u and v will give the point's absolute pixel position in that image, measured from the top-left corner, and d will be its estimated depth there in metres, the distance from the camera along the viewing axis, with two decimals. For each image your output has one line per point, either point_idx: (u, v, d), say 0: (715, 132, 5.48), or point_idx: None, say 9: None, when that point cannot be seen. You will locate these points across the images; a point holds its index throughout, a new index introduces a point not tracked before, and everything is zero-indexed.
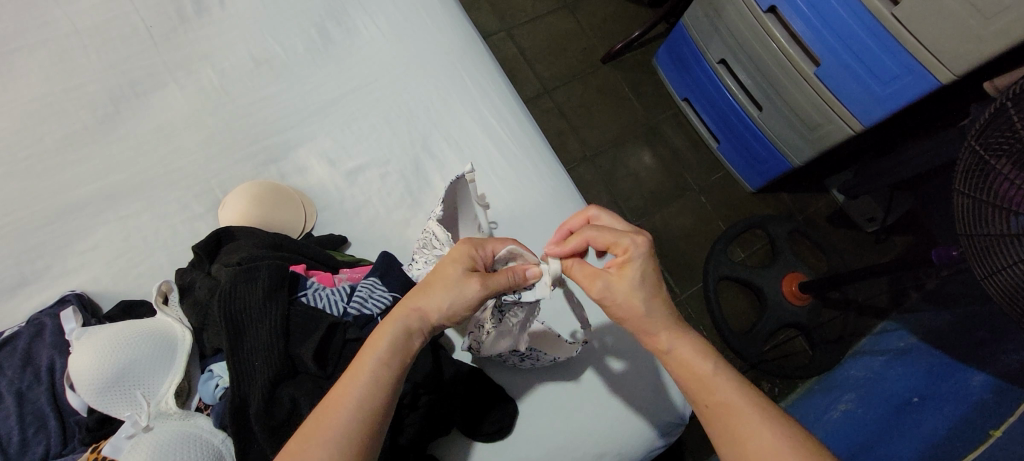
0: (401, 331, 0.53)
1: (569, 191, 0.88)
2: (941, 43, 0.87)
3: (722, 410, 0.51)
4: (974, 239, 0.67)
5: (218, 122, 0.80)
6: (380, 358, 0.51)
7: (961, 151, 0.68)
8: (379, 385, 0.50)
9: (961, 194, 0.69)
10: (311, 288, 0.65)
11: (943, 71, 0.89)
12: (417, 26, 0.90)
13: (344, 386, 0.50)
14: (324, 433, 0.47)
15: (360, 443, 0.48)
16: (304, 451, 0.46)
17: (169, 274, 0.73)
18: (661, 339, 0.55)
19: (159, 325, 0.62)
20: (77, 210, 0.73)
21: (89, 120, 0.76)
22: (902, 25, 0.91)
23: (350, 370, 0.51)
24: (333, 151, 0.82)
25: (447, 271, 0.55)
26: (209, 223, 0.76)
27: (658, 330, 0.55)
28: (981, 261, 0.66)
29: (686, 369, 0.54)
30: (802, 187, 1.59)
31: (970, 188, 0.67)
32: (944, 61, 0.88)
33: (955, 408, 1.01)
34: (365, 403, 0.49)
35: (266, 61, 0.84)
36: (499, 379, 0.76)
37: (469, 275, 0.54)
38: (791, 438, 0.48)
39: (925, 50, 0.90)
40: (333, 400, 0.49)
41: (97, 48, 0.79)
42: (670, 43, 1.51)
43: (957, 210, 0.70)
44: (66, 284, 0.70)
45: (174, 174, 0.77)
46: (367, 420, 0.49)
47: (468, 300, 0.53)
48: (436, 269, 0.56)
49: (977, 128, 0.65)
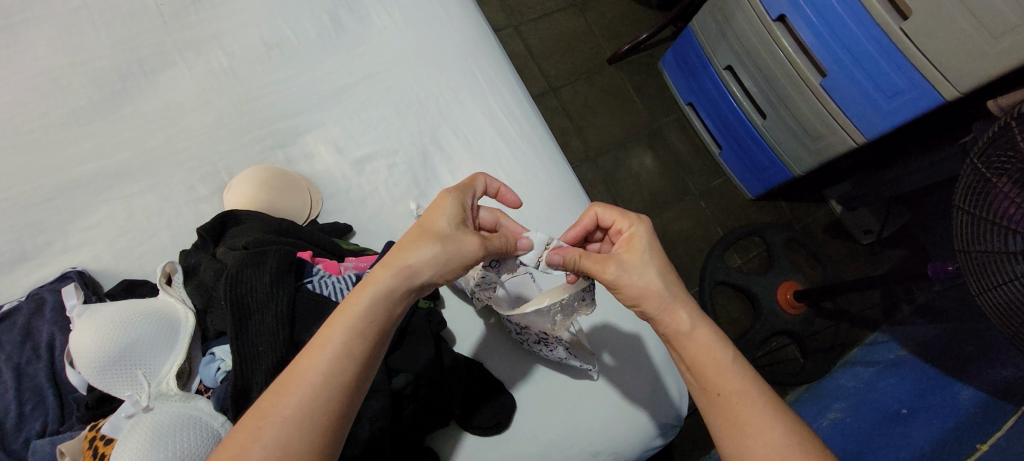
0: (378, 292, 0.49)
1: (576, 192, 0.88)
2: (948, 60, 0.87)
3: (735, 400, 0.51)
4: (971, 255, 0.68)
5: (226, 104, 0.79)
6: (353, 324, 0.47)
7: (962, 168, 0.69)
8: (350, 356, 0.46)
9: (960, 210, 0.69)
10: (317, 275, 0.64)
11: (948, 87, 0.90)
12: (430, 17, 0.89)
13: (309, 355, 0.46)
14: (284, 406, 0.43)
15: (323, 419, 0.44)
16: (260, 430, 0.42)
17: (171, 255, 0.72)
18: (683, 321, 0.55)
19: (161, 306, 0.61)
20: (80, 186, 0.72)
21: (95, 96, 0.75)
22: (910, 39, 0.91)
23: (317, 338, 0.47)
24: (341, 139, 0.82)
25: (435, 230, 0.53)
26: (213, 206, 0.76)
27: (681, 311, 0.55)
28: (977, 277, 0.67)
29: (704, 355, 0.53)
30: (802, 196, 1.60)
31: (969, 204, 0.68)
32: (949, 77, 0.89)
33: (943, 421, 1.02)
34: (331, 375, 0.45)
35: (277, 46, 0.83)
36: (498, 375, 0.76)
37: (468, 234, 0.54)
38: (801, 439, 0.48)
39: (930, 65, 0.90)
40: (292, 371, 0.45)
41: (105, 23, 0.78)
42: (677, 47, 1.51)
43: (955, 225, 0.71)
44: (67, 261, 0.69)
45: (179, 154, 0.76)
46: (334, 395, 0.45)
47: (464, 255, 0.53)
48: (414, 229, 0.54)
49: (980, 146, 0.66)
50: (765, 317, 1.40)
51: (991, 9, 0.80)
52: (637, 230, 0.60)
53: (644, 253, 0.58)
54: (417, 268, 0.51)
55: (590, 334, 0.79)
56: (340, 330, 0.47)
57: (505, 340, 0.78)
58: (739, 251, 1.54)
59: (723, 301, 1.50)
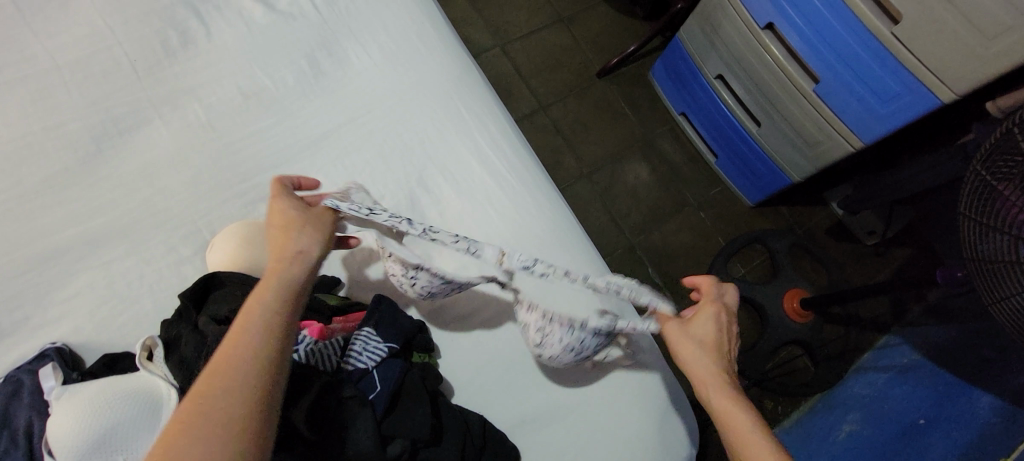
0: (285, 275, 0.52)
1: (571, 227, 0.86)
2: (941, 63, 0.86)
3: None
4: (982, 265, 0.65)
5: (205, 159, 0.77)
6: (238, 351, 0.45)
7: (967, 175, 0.67)
8: (247, 370, 0.44)
9: (968, 221, 0.67)
10: (304, 343, 0.62)
11: (943, 89, 0.89)
12: (410, 54, 0.87)
13: (207, 374, 0.43)
14: (183, 443, 0.39)
15: (249, 414, 0.42)
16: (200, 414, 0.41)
17: (154, 322, 0.70)
18: (719, 397, 0.54)
19: (143, 384, 0.58)
20: (57, 256, 0.70)
21: (70, 161, 0.73)
22: (901, 42, 0.90)
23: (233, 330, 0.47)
24: (325, 188, 0.79)
25: (290, 222, 0.57)
26: (195, 267, 0.73)
27: (716, 389, 0.54)
28: (990, 289, 0.64)
29: (735, 428, 0.52)
30: (801, 201, 1.59)
31: (977, 214, 0.66)
32: (944, 79, 0.88)
33: (962, 432, 1.10)
34: (236, 370, 0.44)
35: (254, 95, 0.81)
36: (504, 424, 0.73)
37: (320, 219, 0.59)
38: None
39: (924, 67, 0.89)
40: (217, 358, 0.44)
41: (79, 84, 0.76)
42: (666, 57, 1.50)
43: (963, 236, 0.68)
44: (47, 336, 0.67)
45: (159, 216, 0.74)
46: (255, 386, 0.44)
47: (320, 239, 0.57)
48: (275, 232, 0.56)
49: (984, 152, 0.64)
50: (773, 329, 1.39)
51: (982, 10, 0.78)
52: (706, 308, 0.60)
53: (699, 335, 0.58)
54: (301, 254, 0.54)
55: (597, 374, 0.77)
56: (231, 347, 0.45)
57: (507, 386, 0.75)
58: (742, 261, 1.53)
59: None
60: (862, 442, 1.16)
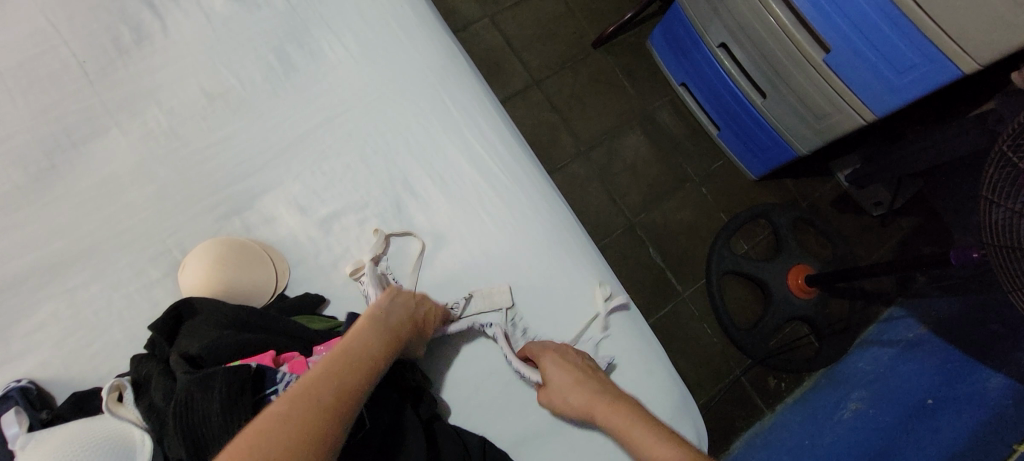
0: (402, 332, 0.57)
1: (569, 225, 0.80)
2: (966, 31, 0.79)
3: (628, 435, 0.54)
4: (1008, 252, 0.64)
5: (170, 170, 0.71)
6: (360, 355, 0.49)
7: (989, 159, 0.66)
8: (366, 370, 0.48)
9: (991, 206, 0.66)
10: (282, 382, 0.54)
11: (965, 59, 0.82)
12: (389, 43, 0.79)
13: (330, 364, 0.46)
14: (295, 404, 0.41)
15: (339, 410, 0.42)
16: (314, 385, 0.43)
17: (126, 351, 0.65)
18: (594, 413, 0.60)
19: (114, 427, 0.54)
20: (14, 286, 0.64)
21: (20, 179, 0.67)
22: (920, 9, 0.82)
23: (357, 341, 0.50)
24: (304, 198, 0.73)
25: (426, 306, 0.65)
26: (167, 289, 0.68)
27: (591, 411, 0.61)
28: (1011, 276, 0.63)
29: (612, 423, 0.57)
30: (805, 172, 1.53)
31: (1003, 199, 0.64)
32: (967, 49, 0.81)
33: (973, 412, 1.08)
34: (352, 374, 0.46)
35: (220, 96, 0.74)
36: (507, 441, 0.70)
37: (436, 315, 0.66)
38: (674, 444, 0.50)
39: (945, 36, 0.82)
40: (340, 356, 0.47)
41: (23, 92, 0.69)
42: (665, 24, 1.41)
43: (983, 222, 0.67)
44: (10, 373, 0.62)
45: (124, 236, 0.68)
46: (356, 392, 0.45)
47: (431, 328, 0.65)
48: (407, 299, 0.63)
49: (1012, 132, 0.62)
50: (778, 305, 1.35)
51: None
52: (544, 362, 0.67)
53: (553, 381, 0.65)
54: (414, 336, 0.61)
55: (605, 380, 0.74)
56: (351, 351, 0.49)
57: (508, 402, 0.71)
58: (745, 237, 1.47)
59: (733, 290, 1.44)
60: (871, 421, 1.13)
